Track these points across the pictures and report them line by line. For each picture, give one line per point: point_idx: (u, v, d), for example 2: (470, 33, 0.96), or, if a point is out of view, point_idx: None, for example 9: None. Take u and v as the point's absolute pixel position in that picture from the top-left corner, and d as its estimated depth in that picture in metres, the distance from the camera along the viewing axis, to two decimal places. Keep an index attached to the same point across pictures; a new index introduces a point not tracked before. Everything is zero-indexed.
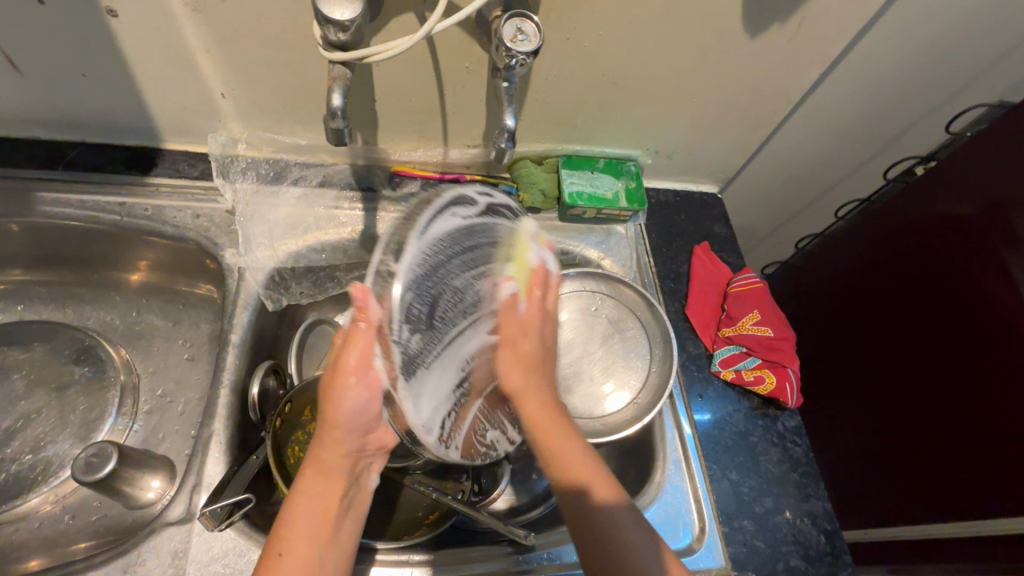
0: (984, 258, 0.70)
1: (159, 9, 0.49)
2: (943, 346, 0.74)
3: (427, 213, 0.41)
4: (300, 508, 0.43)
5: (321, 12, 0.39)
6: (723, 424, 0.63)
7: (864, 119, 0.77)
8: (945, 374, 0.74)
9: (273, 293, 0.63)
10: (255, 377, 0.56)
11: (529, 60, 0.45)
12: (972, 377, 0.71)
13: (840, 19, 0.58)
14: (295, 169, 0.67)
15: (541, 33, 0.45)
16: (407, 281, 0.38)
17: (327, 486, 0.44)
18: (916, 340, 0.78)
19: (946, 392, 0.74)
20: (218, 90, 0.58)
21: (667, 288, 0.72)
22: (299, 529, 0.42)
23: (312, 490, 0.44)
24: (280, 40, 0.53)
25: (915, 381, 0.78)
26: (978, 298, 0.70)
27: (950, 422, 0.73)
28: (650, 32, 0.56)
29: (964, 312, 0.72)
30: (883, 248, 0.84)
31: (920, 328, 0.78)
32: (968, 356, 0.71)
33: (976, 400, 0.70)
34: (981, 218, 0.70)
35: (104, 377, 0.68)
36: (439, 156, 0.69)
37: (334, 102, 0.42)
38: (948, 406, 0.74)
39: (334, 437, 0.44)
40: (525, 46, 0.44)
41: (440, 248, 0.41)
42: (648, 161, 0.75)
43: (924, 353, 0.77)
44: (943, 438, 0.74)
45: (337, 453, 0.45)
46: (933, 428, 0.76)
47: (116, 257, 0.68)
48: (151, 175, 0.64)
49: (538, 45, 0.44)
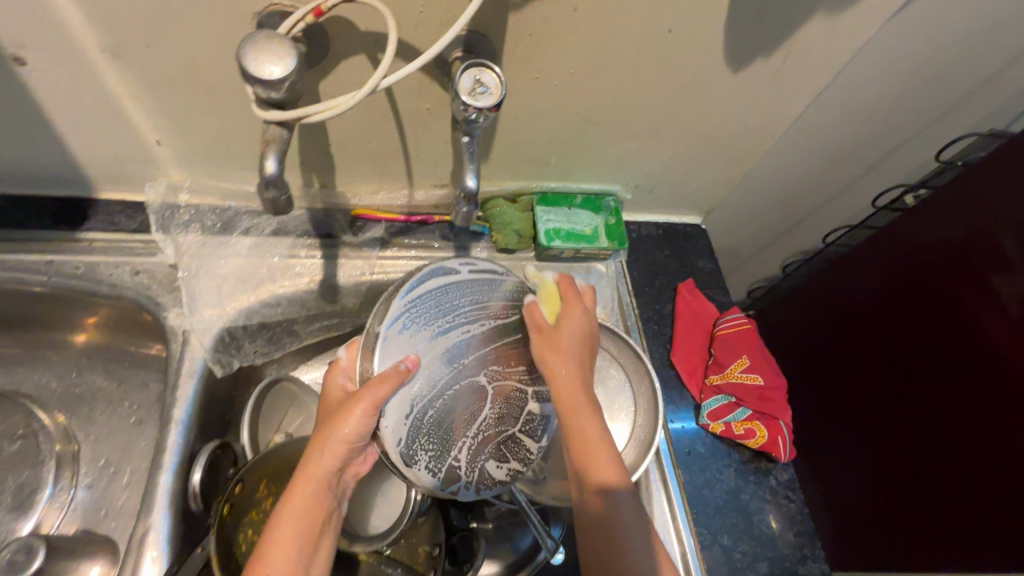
0: (975, 294, 0.67)
1: (75, 56, 0.44)
2: (934, 384, 0.72)
3: (409, 280, 0.46)
4: (285, 525, 0.42)
5: (249, 71, 0.35)
6: (712, 482, 0.59)
7: (852, 146, 0.73)
8: (939, 417, 0.71)
9: (223, 356, 0.58)
10: (199, 464, 0.51)
11: (492, 114, 0.40)
12: (965, 418, 0.68)
13: (828, 51, 0.54)
14: (245, 218, 0.61)
15: (503, 84, 0.40)
16: (388, 338, 0.43)
17: (314, 502, 0.43)
18: (907, 377, 0.75)
19: (940, 434, 0.71)
20: (153, 136, 0.53)
21: (651, 331, 0.68)
22: (281, 547, 0.40)
23: (301, 506, 0.43)
24: (219, 86, 0.48)
25: (908, 422, 0.75)
26: (969, 336, 0.68)
27: (939, 463, 0.71)
28: (625, 69, 0.52)
29: (955, 349, 0.69)
30: (875, 279, 0.81)
31: (910, 365, 0.75)
32: (962, 396, 0.69)
33: (971, 443, 0.68)
34: (973, 254, 0.68)
35: (38, 448, 0.62)
36: (403, 198, 0.64)
37: (268, 170, 0.37)
38: (941, 448, 0.71)
39: (332, 453, 0.44)
40: (485, 100, 0.39)
41: (427, 306, 0.46)
42: (628, 196, 0.71)
43: (916, 392, 0.74)
44: (940, 483, 0.71)
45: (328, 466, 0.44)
46: (929, 472, 0.72)
47: (50, 315, 0.62)
48: (83, 230, 0.58)
49: (501, 98, 0.39)
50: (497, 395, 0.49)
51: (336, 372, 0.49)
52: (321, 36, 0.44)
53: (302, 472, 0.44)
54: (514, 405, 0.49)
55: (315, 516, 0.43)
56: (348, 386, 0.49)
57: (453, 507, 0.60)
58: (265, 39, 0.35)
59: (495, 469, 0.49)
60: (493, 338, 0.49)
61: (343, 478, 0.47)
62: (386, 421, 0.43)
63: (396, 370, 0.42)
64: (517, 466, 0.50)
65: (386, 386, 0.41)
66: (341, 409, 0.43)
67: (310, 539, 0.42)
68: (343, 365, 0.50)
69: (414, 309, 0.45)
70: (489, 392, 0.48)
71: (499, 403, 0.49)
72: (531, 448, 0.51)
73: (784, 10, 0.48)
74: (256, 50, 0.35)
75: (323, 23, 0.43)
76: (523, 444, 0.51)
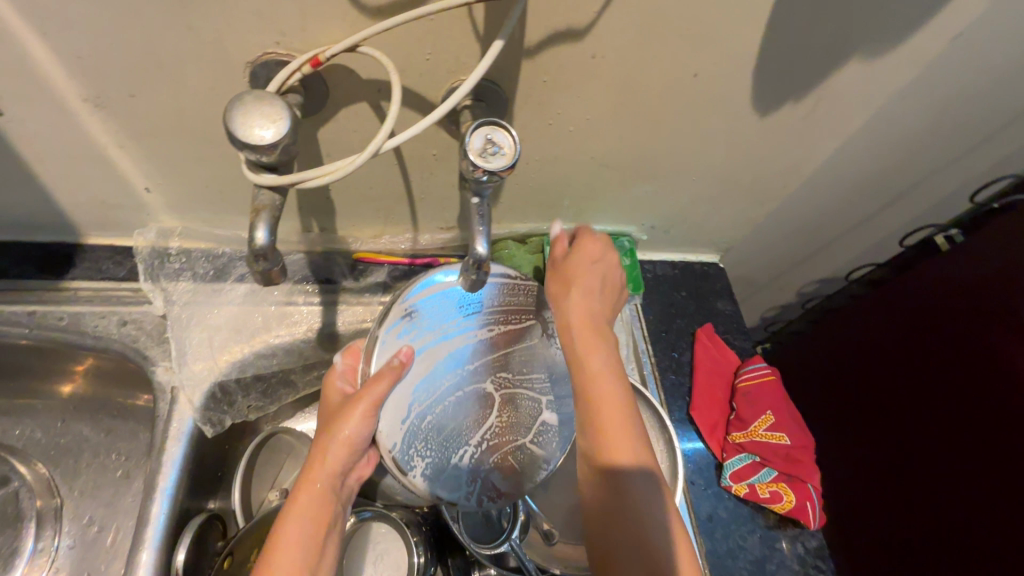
0: (997, 339, 0.62)
1: (55, 106, 0.41)
2: (947, 431, 0.66)
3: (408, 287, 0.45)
4: (288, 534, 0.37)
5: (236, 135, 0.31)
6: (737, 552, 0.56)
7: (881, 185, 0.69)
8: (949, 466, 0.66)
9: (213, 416, 0.54)
10: (184, 541, 0.47)
11: (504, 177, 0.36)
12: (977, 469, 0.63)
13: (863, 93, 0.50)
14: (240, 264, 0.58)
15: (517, 143, 0.37)
16: (386, 342, 0.43)
17: (319, 508, 0.39)
18: (919, 422, 0.70)
19: (949, 484, 0.66)
20: (142, 183, 0.50)
21: (669, 381, 0.64)
22: (285, 556, 0.36)
23: (304, 513, 0.38)
24: (209, 132, 0.44)
25: (916, 469, 0.70)
26: (988, 382, 0.63)
27: (956, 509, 0.65)
28: (646, 114, 0.48)
29: (973, 397, 0.64)
30: (895, 320, 0.76)
31: (923, 409, 0.70)
32: (975, 445, 0.63)
33: (982, 498, 0.62)
34: (1003, 285, 0.63)
35: (17, 504, 0.58)
36: (408, 241, 0.61)
37: (258, 241, 0.34)
38: (956, 491, 0.65)
39: (337, 455, 0.40)
40: (499, 161, 0.36)
41: (425, 311, 0.45)
42: (644, 236, 0.68)
43: (927, 437, 0.69)
44: (948, 537, 0.65)
45: (332, 470, 0.40)
46: (936, 525, 0.67)
47: (34, 365, 0.59)
48: (69, 278, 0.55)
49: (515, 158, 0.36)
50: (502, 405, 0.47)
51: (333, 378, 0.45)
52: (321, 83, 0.40)
53: (303, 480, 0.40)
54: (520, 416, 0.48)
55: (320, 519, 0.39)
56: (347, 390, 0.45)
57: (453, 562, 0.57)
58: (255, 101, 0.32)
59: (501, 480, 0.46)
60: (500, 349, 0.48)
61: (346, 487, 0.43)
62: (382, 425, 0.41)
63: (392, 365, 0.41)
64: (524, 479, 0.47)
65: (386, 381, 0.40)
66: (340, 410, 0.41)
67: (317, 550, 0.37)
68: (340, 370, 0.46)
69: (415, 312, 0.45)
70: (492, 399, 0.47)
71: (503, 411, 0.47)
72: (540, 459, 0.48)
73: (818, 54, 0.45)
74: (246, 113, 0.32)
75: (323, 72, 0.39)
76: (533, 455, 0.48)
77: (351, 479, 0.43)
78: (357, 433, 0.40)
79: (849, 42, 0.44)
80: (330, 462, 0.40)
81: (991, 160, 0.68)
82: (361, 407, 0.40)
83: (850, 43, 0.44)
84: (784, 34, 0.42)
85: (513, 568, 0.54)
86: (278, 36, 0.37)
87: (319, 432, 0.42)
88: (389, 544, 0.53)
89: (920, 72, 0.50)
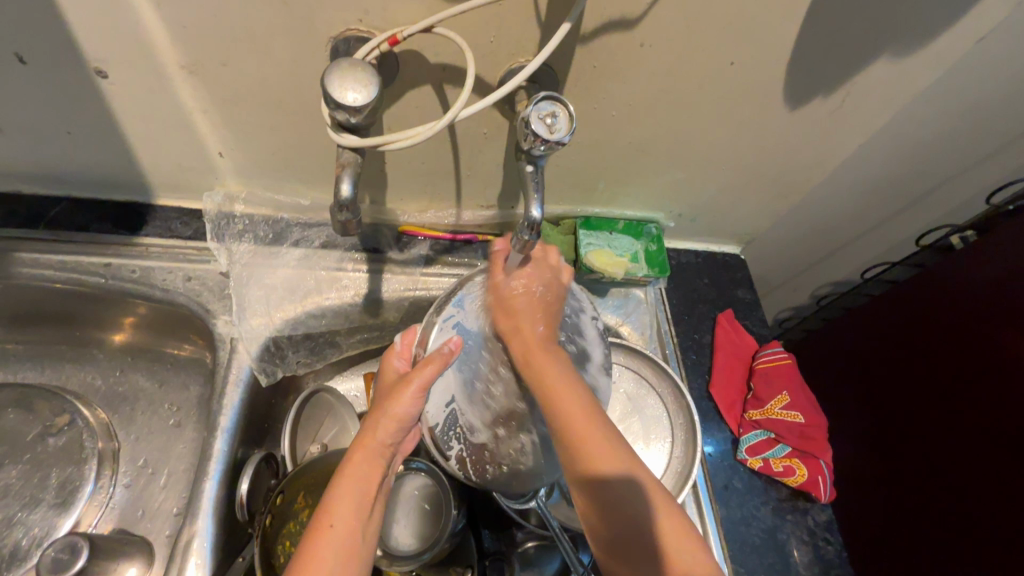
0: (1006, 335, 0.64)
1: (153, 73, 0.45)
2: (951, 425, 0.69)
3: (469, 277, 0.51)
4: (347, 489, 0.43)
5: (332, 96, 0.36)
6: (750, 520, 0.59)
7: (901, 186, 0.72)
8: (955, 460, 0.68)
9: (267, 366, 0.59)
10: (246, 474, 0.52)
11: (538, 144, 0.40)
12: (980, 462, 0.65)
13: (888, 91, 0.54)
14: (296, 229, 0.63)
15: (567, 131, 0.40)
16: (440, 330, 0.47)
17: (372, 471, 0.45)
18: (924, 417, 0.73)
19: (956, 477, 0.67)
20: (216, 149, 0.54)
21: (690, 361, 0.68)
22: (346, 505, 0.42)
23: (360, 472, 0.44)
24: (285, 103, 0.48)
25: (924, 461, 0.72)
26: (989, 380, 0.65)
27: (945, 496, 0.69)
28: (683, 103, 0.52)
29: (976, 392, 0.67)
30: (898, 321, 0.79)
31: (921, 407, 0.73)
32: (978, 438, 0.65)
33: (981, 486, 0.65)
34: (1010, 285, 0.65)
35: (81, 446, 0.62)
36: (450, 217, 0.65)
37: (343, 193, 0.40)
38: (947, 482, 0.68)
39: (385, 430, 0.45)
40: (538, 127, 0.39)
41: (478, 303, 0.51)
42: (670, 224, 0.71)
43: (932, 430, 0.71)
44: (949, 526, 0.68)
45: (383, 442, 0.46)
46: (940, 515, 0.69)
47: (99, 316, 0.64)
48: (141, 235, 0.60)
49: (554, 140, 0.40)
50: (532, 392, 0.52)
51: (391, 357, 0.50)
52: (394, 61, 0.44)
53: (357, 446, 0.46)
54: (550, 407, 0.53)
55: (373, 477, 0.45)
56: (402, 369, 0.49)
57: (486, 529, 0.62)
58: (349, 67, 0.37)
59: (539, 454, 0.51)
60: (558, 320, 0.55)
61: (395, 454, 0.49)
62: (428, 407, 0.47)
63: (440, 353, 0.46)
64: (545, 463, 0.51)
65: (432, 368, 0.45)
66: (393, 390, 0.46)
67: (368, 504, 0.43)
68: (398, 349, 0.50)
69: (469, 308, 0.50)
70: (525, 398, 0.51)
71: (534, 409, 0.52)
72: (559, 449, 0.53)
73: (848, 50, 0.48)
74: (341, 78, 0.37)
75: (397, 51, 0.43)
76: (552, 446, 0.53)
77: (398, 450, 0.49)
78: (405, 413, 0.45)
79: (878, 41, 0.48)
80: (380, 434, 0.46)
81: (1008, 166, 0.71)
82: (414, 387, 0.45)
83: (878, 41, 0.48)
84: (817, 31, 0.46)
85: (535, 525, 0.57)
86: (361, 14, 0.41)
87: (373, 407, 0.47)
88: (427, 496, 0.57)
89: (943, 72, 0.53)
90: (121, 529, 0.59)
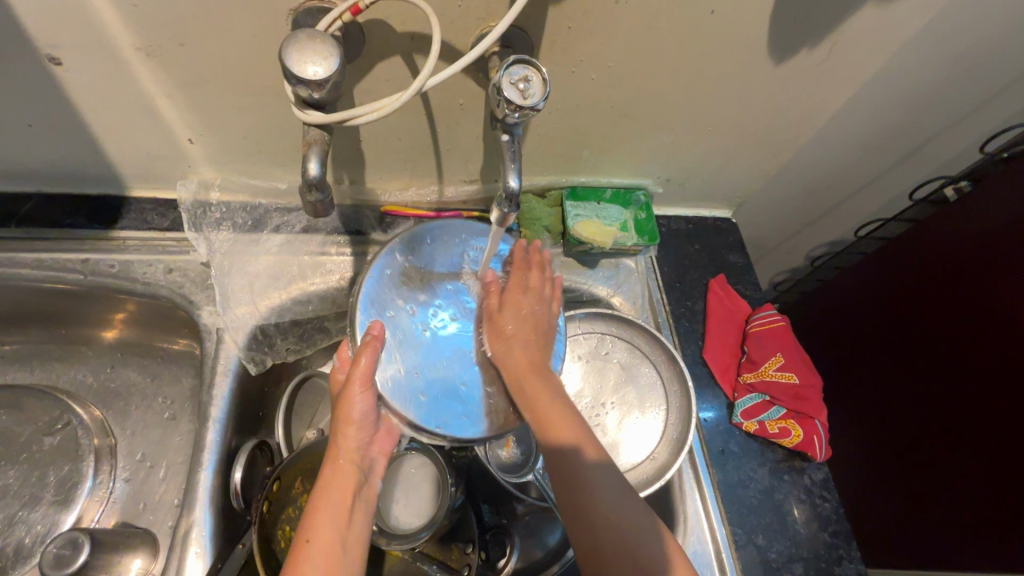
0: (1002, 286, 0.64)
1: (108, 58, 0.43)
2: (951, 378, 0.69)
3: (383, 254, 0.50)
4: (321, 502, 0.43)
5: (291, 71, 0.35)
6: (747, 483, 0.60)
7: (895, 138, 0.70)
8: (960, 413, 0.68)
9: (255, 354, 0.58)
10: (238, 463, 0.53)
11: (512, 113, 0.39)
12: (982, 410, 0.66)
13: (877, 39, 0.52)
14: (275, 215, 0.62)
15: (541, 94, 0.38)
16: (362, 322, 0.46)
17: (343, 481, 0.44)
18: (921, 372, 0.73)
19: (962, 425, 0.68)
20: (185, 135, 0.52)
21: (683, 329, 0.67)
22: (320, 519, 0.42)
23: (332, 483, 0.44)
24: (250, 83, 0.47)
25: (925, 413, 0.73)
26: (988, 330, 0.65)
27: (946, 445, 0.70)
28: (666, 61, 0.50)
29: (973, 345, 0.66)
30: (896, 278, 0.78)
31: (920, 363, 0.73)
32: (979, 388, 0.66)
33: (982, 433, 0.66)
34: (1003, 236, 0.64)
35: (78, 443, 0.62)
36: (433, 195, 0.64)
37: (311, 172, 0.39)
38: (947, 432, 0.70)
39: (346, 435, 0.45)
40: (510, 93, 0.38)
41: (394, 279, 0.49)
42: (659, 190, 0.70)
43: (933, 385, 0.71)
44: (955, 474, 0.69)
45: (349, 448, 0.45)
46: (943, 463, 0.70)
47: (84, 313, 0.63)
48: (117, 228, 0.59)
49: (529, 106, 0.38)
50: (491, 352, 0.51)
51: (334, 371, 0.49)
52: (359, 32, 0.42)
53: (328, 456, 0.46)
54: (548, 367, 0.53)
55: (347, 485, 0.44)
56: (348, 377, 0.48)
57: (486, 503, 0.62)
58: (308, 39, 0.35)
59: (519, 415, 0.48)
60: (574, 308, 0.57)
61: (374, 458, 0.47)
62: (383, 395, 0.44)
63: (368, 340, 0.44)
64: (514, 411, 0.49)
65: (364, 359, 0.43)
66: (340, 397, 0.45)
67: (346, 512, 0.43)
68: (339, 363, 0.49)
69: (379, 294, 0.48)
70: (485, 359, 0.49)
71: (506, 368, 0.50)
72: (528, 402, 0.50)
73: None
74: (300, 50, 0.35)
75: (361, 21, 0.42)
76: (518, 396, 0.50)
77: (374, 452, 0.47)
78: (360, 413, 0.45)
79: None
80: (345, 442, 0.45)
81: (1004, 113, 0.69)
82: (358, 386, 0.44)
83: None
84: None
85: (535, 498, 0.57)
86: None
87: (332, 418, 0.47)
88: (424, 475, 0.57)
89: (932, 18, 0.52)
90: (123, 520, 0.60)
